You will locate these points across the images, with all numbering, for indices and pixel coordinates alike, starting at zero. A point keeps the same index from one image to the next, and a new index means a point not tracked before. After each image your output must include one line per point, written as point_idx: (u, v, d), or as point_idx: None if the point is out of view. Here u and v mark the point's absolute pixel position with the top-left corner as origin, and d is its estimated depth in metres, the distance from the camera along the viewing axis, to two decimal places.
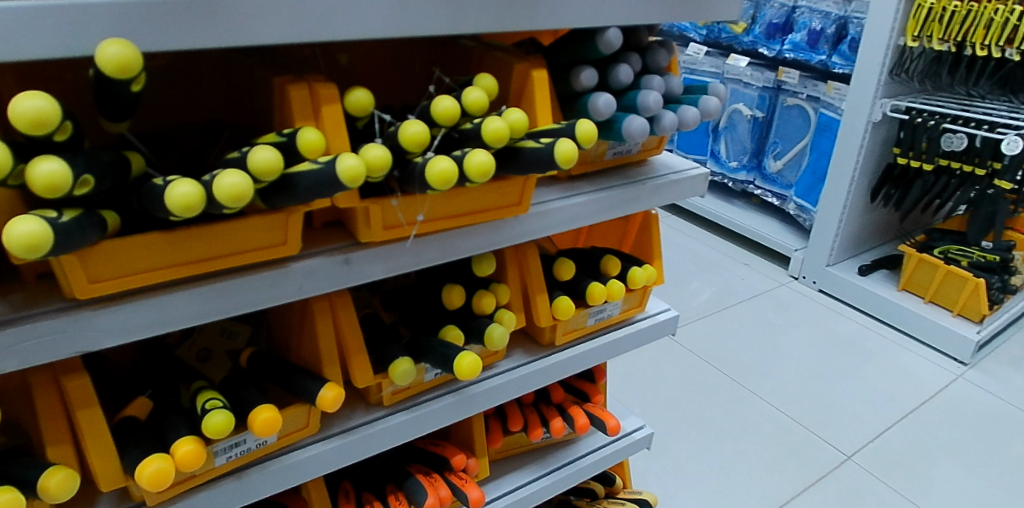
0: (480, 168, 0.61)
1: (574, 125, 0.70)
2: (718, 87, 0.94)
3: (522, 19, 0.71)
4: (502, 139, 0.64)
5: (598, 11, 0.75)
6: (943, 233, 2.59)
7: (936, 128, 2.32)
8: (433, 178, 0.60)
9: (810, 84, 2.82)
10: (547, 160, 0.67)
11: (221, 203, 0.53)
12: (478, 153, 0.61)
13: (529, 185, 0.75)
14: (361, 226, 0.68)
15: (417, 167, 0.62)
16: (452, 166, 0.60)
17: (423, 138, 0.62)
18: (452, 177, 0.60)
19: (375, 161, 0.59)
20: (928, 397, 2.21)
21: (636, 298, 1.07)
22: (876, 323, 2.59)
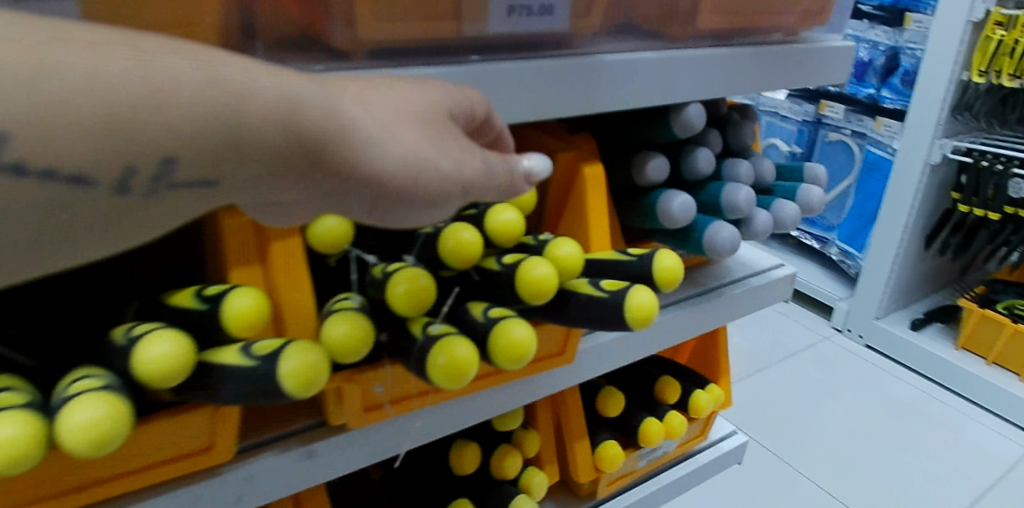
0: (515, 348, 0.39)
1: (650, 258, 0.48)
2: (816, 168, 0.72)
3: (564, 84, 0.53)
4: (548, 293, 0.42)
5: (656, 82, 0.58)
6: (1006, 285, 2.32)
7: (1004, 174, 2.06)
8: (438, 374, 0.37)
9: (856, 118, 2.56)
10: (614, 318, 0.44)
11: (75, 450, 0.34)
12: (515, 324, 0.39)
13: (571, 337, 0.54)
14: (330, 408, 0.47)
15: (417, 345, 0.39)
16: (472, 350, 0.38)
17: (423, 298, 0.40)
18: (473, 368, 0.38)
19: (347, 340, 0.38)
20: (1000, 477, 1.95)
21: (699, 426, 0.84)
22: (932, 386, 2.33)
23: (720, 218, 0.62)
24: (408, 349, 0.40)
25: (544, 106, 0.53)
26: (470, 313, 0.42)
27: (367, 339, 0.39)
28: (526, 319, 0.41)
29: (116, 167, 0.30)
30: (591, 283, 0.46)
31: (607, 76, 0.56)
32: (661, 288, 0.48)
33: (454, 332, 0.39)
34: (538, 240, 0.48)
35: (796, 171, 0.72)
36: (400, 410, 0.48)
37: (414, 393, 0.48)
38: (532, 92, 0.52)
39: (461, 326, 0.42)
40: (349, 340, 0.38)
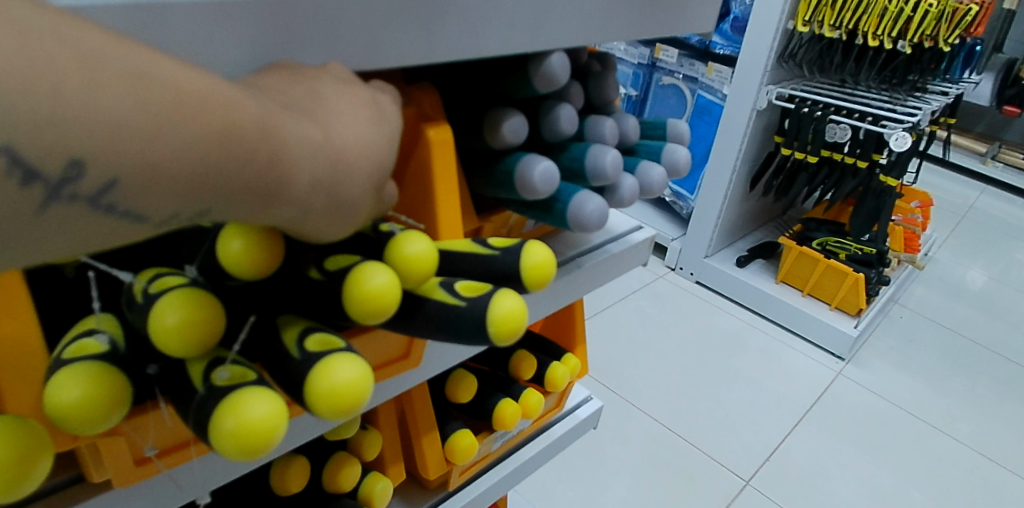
0: (335, 394, 0.38)
1: (517, 253, 0.51)
2: (678, 126, 0.68)
3: (390, 45, 0.45)
4: (388, 309, 0.42)
5: (496, 25, 0.50)
6: (818, 223, 2.55)
7: (822, 119, 2.21)
8: (231, 443, 0.35)
9: (688, 62, 2.63)
10: (473, 329, 0.46)
11: None
12: (338, 369, 0.38)
13: (414, 346, 0.55)
14: (90, 463, 0.45)
15: (198, 397, 0.37)
16: (272, 411, 0.35)
17: (193, 338, 0.37)
18: (276, 430, 0.35)
19: (84, 405, 0.35)
20: (815, 399, 2.15)
21: (555, 398, 0.79)
22: (755, 318, 2.51)
23: (584, 186, 0.56)
24: (187, 399, 0.38)
25: (352, 56, 0.44)
26: (286, 348, 0.42)
27: (127, 393, 0.37)
28: (355, 354, 0.40)
29: (175, 214, 0.32)
30: (444, 288, 0.47)
31: (436, 21, 0.47)
32: (526, 284, 0.51)
33: (248, 387, 0.37)
34: (382, 235, 0.48)
35: (660, 128, 0.68)
36: (173, 461, 0.47)
37: (190, 442, 0.47)
38: (326, 42, 0.42)
39: (273, 359, 0.42)
40: (90, 407, 0.35)
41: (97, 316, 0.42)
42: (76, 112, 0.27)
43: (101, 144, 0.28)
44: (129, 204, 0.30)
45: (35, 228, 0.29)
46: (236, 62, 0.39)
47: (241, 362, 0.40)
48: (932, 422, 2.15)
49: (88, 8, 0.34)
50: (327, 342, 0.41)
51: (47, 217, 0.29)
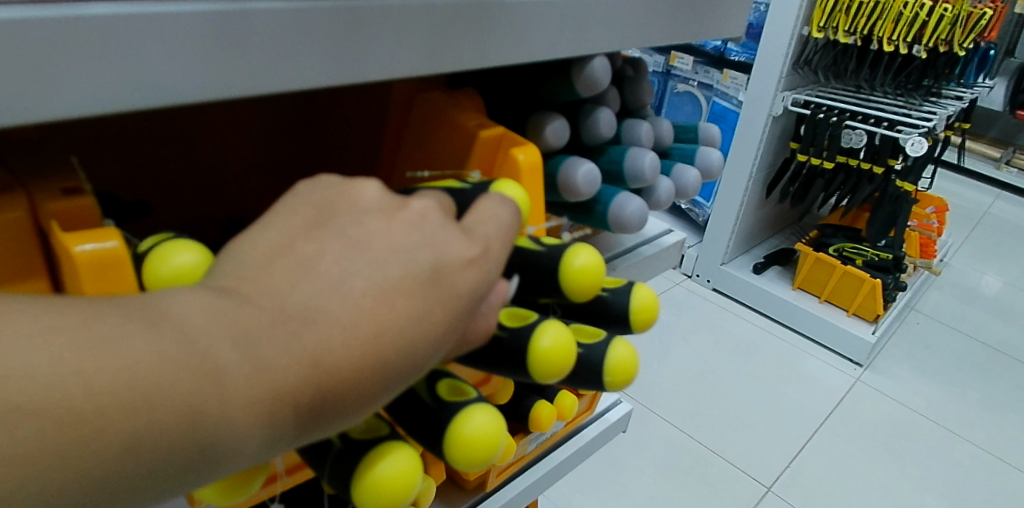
0: (475, 440, 0.45)
1: (625, 294, 0.53)
2: (710, 129, 0.69)
3: (449, 51, 0.47)
4: (566, 364, 0.47)
5: (545, 29, 0.51)
6: (834, 230, 2.56)
7: (837, 125, 2.23)
8: (369, 495, 0.42)
9: (702, 69, 2.62)
10: (587, 377, 0.49)
11: None
12: (471, 424, 0.45)
13: (489, 364, 0.57)
14: (199, 491, 0.46)
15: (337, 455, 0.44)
16: (408, 465, 0.43)
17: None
18: (408, 483, 0.43)
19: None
20: (833, 405, 2.15)
21: (587, 400, 0.80)
22: (772, 324, 2.51)
23: (622, 187, 0.57)
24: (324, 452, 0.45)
25: (414, 61, 0.46)
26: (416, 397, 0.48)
27: None
28: (486, 406, 0.47)
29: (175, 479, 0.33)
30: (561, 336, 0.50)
31: (491, 25, 0.48)
32: (634, 326, 0.53)
33: (386, 442, 0.44)
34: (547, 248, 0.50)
35: (692, 131, 0.69)
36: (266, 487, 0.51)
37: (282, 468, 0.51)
38: (388, 45, 0.44)
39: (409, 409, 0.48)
40: None
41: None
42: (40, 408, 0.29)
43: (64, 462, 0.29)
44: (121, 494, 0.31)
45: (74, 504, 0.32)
46: (311, 68, 0.41)
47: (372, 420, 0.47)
48: (953, 428, 2.14)
49: (179, 14, 0.36)
50: (452, 393, 0.48)
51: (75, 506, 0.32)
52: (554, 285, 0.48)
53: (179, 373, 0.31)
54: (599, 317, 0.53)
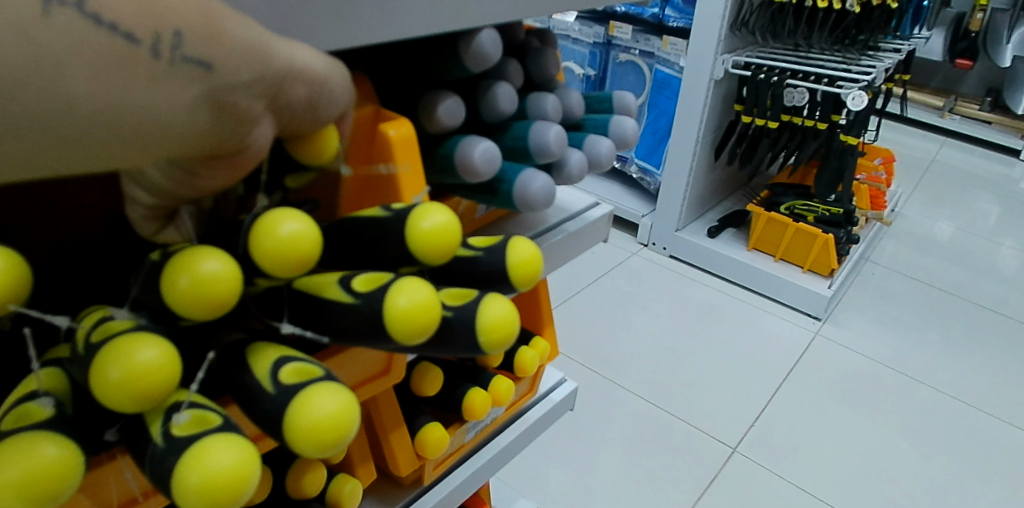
0: (317, 429, 0.34)
1: (502, 251, 0.48)
2: (625, 97, 0.67)
3: None
4: (431, 325, 0.38)
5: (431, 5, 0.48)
6: (785, 188, 2.58)
7: (779, 84, 2.24)
8: (195, 498, 0.32)
9: (643, 38, 2.61)
10: (464, 341, 0.41)
11: None
12: (316, 403, 0.34)
13: (394, 360, 0.53)
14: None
15: (157, 457, 0.34)
16: (239, 458, 0.32)
17: (142, 393, 0.32)
18: (247, 478, 0.32)
19: (30, 473, 0.31)
20: (794, 360, 2.18)
21: (526, 384, 0.78)
22: (731, 286, 2.52)
23: (530, 164, 0.55)
24: (146, 450, 0.35)
25: None
26: (259, 382, 0.38)
27: (78, 464, 0.33)
28: (340, 383, 0.36)
29: (157, 37, 0.31)
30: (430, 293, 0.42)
31: None
32: (515, 283, 0.48)
33: (212, 435, 0.33)
34: (398, 213, 0.45)
35: (606, 101, 0.67)
36: None
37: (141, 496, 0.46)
38: None
39: (248, 396, 0.38)
40: (44, 474, 0.32)
41: (37, 376, 0.38)
42: None
43: None
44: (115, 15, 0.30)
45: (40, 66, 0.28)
46: None
47: (201, 403, 0.36)
48: (910, 373, 2.19)
49: None
50: (305, 371, 0.37)
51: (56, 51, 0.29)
52: (407, 257, 0.44)
53: None
54: (476, 281, 0.48)
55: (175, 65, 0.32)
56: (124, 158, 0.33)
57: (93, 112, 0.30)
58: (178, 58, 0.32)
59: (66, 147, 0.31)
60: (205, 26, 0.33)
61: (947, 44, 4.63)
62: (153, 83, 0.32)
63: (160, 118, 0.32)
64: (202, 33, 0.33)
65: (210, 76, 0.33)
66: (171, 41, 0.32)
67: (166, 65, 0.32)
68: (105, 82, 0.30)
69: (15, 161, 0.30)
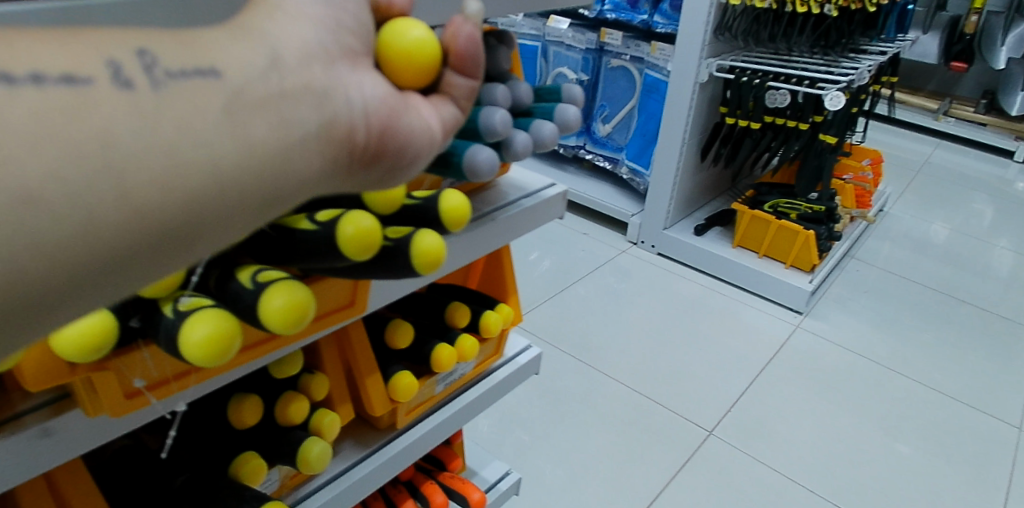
0: (289, 308, 0.45)
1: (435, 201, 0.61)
2: (572, 89, 0.77)
3: None
4: (375, 246, 0.48)
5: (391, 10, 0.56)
6: (769, 188, 2.68)
7: (761, 87, 2.34)
8: (199, 348, 0.43)
9: (633, 44, 2.71)
10: (401, 261, 0.51)
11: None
12: (289, 293, 0.45)
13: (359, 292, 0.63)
14: (87, 400, 0.54)
15: (167, 327, 0.45)
16: (227, 325, 0.44)
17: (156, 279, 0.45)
18: (229, 340, 0.44)
19: (82, 339, 0.46)
20: (774, 351, 2.27)
21: (492, 345, 0.88)
22: (717, 282, 2.61)
23: (479, 142, 0.65)
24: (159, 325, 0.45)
25: None
26: (242, 280, 0.48)
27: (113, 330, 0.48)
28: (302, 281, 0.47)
29: (105, 65, 0.36)
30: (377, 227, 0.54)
31: None
32: (446, 225, 0.61)
33: (205, 310, 0.45)
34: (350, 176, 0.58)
35: (555, 93, 0.77)
36: (160, 395, 0.57)
37: (171, 378, 0.57)
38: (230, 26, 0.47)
39: (231, 296, 0.48)
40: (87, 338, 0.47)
41: None
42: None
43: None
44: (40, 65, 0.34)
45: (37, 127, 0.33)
46: None
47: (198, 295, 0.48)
48: (887, 364, 2.30)
49: None
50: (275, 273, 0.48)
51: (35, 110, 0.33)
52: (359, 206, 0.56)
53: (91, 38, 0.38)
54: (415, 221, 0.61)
55: (166, 85, 0.37)
56: (206, 185, 0.38)
57: (125, 155, 0.35)
58: (160, 79, 0.37)
59: (148, 188, 0.36)
60: (166, 52, 0.39)
61: (941, 47, 4.74)
62: (158, 106, 0.37)
63: (194, 136, 0.37)
64: (163, 54, 0.38)
65: (214, 83, 0.38)
66: (144, 70, 0.37)
67: (155, 90, 0.37)
68: (104, 126, 0.35)
69: (121, 221, 0.36)
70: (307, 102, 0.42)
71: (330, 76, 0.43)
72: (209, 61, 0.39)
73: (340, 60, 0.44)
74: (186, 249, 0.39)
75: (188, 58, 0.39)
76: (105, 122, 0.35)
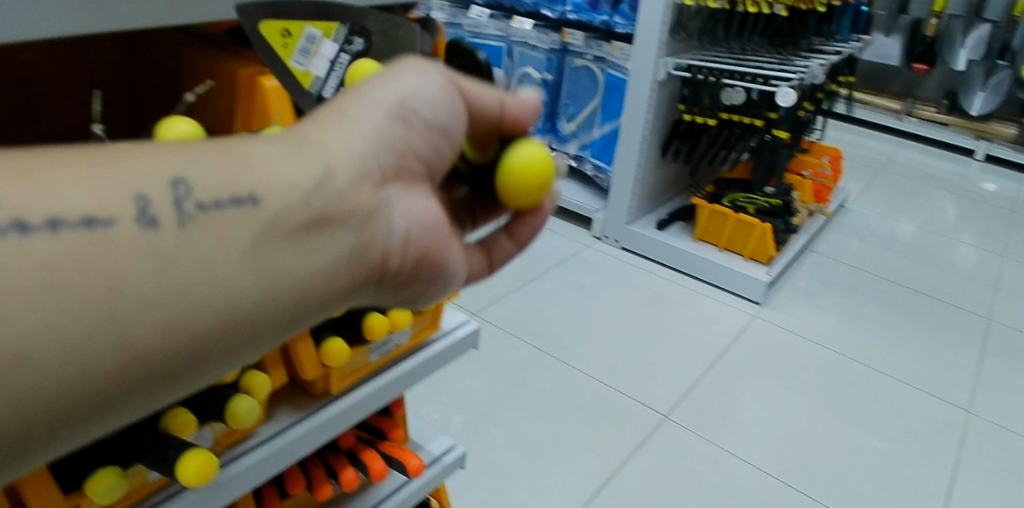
0: None
1: None
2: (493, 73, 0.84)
3: None
4: None
5: None
6: (729, 182, 2.77)
7: (717, 84, 2.42)
8: None
9: (595, 44, 2.77)
10: None
11: None
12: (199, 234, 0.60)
13: None
14: None
15: None
16: None
17: None
18: None
19: None
20: (732, 340, 2.33)
21: (428, 317, 0.93)
22: (679, 275, 2.67)
23: None
24: None
25: None
26: None
27: None
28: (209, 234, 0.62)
29: (135, 206, 0.45)
30: None
31: None
32: None
33: None
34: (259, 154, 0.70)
35: None
36: None
37: None
38: None
39: None
40: None
41: None
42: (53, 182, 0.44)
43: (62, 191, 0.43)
44: (89, 211, 0.43)
45: (83, 265, 0.43)
46: None
47: None
48: (842, 352, 2.37)
49: None
50: None
51: (77, 242, 0.43)
52: None
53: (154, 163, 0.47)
54: None
55: (206, 221, 0.47)
56: (223, 310, 0.47)
57: (152, 289, 0.44)
58: (195, 214, 0.47)
59: (171, 314, 0.45)
60: (219, 184, 0.48)
61: (903, 50, 4.86)
62: (180, 243, 0.46)
63: (217, 274, 0.47)
64: (201, 185, 0.48)
65: (252, 216, 0.48)
66: (190, 205, 0.47)
67: (189, 227, 0.46)
68: (109, 280, 0.43)
69: (144, 343, 0.45)
70: (343, 226, 0.52)
71: (358, 208, 0.52)
72: (249, 189, 0.48)
73: (370, 187, 0.53)
74: (195, 368, 0.49)
75: (224, 188, 0.48)
76: (140, 262, 0.44)
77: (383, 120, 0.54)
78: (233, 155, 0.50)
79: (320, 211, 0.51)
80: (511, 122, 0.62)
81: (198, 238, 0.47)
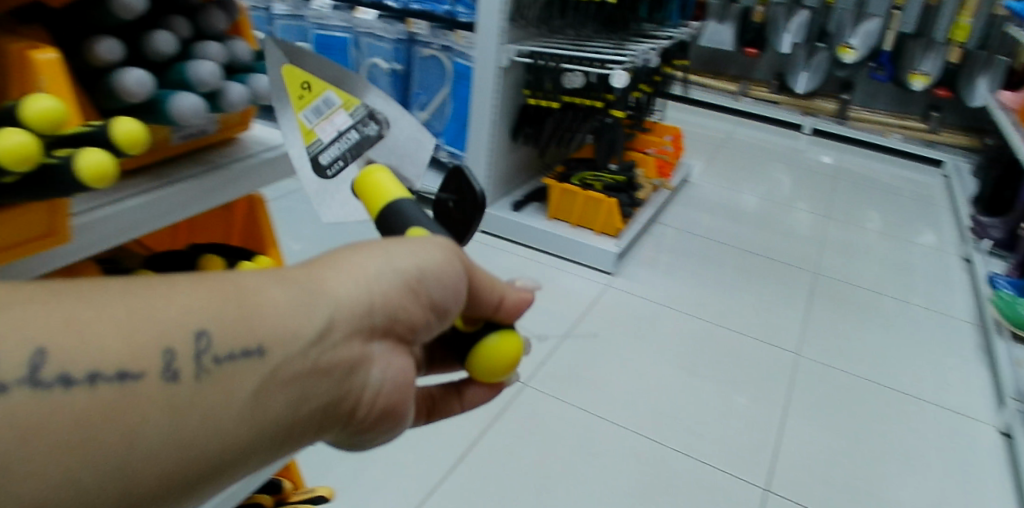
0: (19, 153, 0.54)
1: None
2: None
3: None
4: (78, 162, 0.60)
5: None
6: (577, 162, 2.95)
7: (557, 69, 2.54)
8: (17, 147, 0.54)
9: (441, 33, 2.83)
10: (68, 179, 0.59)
11: None
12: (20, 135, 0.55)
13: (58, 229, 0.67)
14: None
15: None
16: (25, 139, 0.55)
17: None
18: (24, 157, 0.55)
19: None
20: (585, 308, 2.47)
21: None
22: (535, 253, 2.79)
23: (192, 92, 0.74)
24: None
25: None
26: None
27: None
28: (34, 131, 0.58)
29: (157, 354, 0.44)
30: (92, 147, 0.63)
31: None
32: None
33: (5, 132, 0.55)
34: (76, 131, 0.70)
35: None
36: None
37: None
38: None
39: None
40: None
41: None
42: (57, 325, 0.42)
43: (60, 337, 0.42)
44: (92, 363, 0.42)
45: (79, 420, 0.41)
46: None
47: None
48: (686, 311, 2.58)
49: None
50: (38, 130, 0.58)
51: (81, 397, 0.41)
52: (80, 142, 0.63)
53: (164, 306, 0.45)
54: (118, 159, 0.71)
55: (211, 376, 0.45)
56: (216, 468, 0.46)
57: (149, 451, 0.43)
58: (201, 370, 0.45)
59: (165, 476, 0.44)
60: (234, 333, 0.46)
61: (735, 36, 5.25)
62: (185, 400, 0.45)
63: (214, 430, 0.45)
64: (216, 338, 0.45)
65: (257, 372, 0.46)
66: (196, 359, 0.45)
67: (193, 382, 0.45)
68: (119, 431, 0.42)
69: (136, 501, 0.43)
70: (332, 380, 0.50)
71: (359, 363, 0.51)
72: (258, 341, 0.46)
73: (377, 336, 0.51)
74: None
75: (236, 340, 0.46)
76: (139, 417, 0.43)
77: (398, 285, 0.52)
78: (248, 296, 0.48)
79: (315, 363, 0.49)
80: (504, 315, 0.63)
81: (205, 389, 0.46)
